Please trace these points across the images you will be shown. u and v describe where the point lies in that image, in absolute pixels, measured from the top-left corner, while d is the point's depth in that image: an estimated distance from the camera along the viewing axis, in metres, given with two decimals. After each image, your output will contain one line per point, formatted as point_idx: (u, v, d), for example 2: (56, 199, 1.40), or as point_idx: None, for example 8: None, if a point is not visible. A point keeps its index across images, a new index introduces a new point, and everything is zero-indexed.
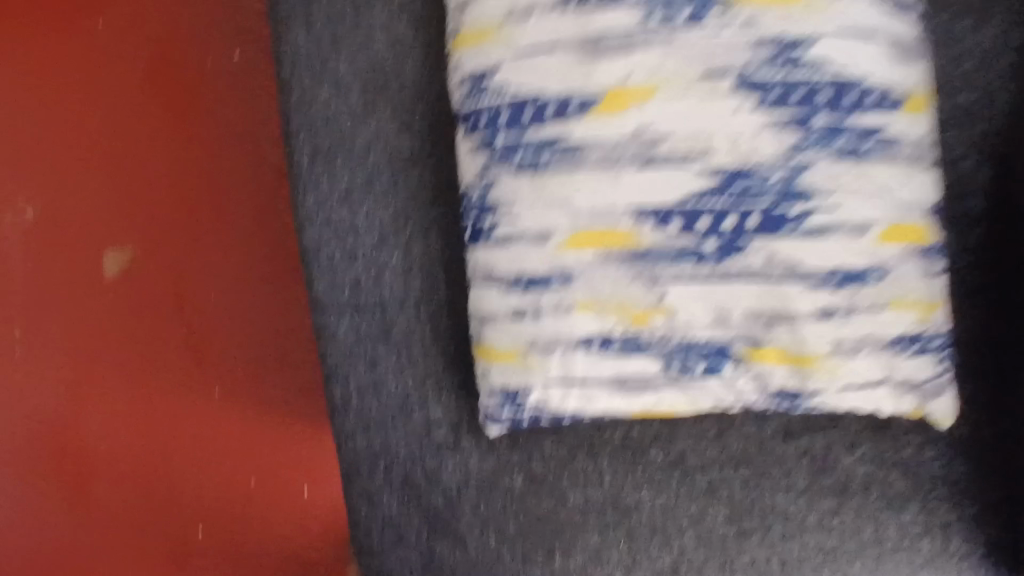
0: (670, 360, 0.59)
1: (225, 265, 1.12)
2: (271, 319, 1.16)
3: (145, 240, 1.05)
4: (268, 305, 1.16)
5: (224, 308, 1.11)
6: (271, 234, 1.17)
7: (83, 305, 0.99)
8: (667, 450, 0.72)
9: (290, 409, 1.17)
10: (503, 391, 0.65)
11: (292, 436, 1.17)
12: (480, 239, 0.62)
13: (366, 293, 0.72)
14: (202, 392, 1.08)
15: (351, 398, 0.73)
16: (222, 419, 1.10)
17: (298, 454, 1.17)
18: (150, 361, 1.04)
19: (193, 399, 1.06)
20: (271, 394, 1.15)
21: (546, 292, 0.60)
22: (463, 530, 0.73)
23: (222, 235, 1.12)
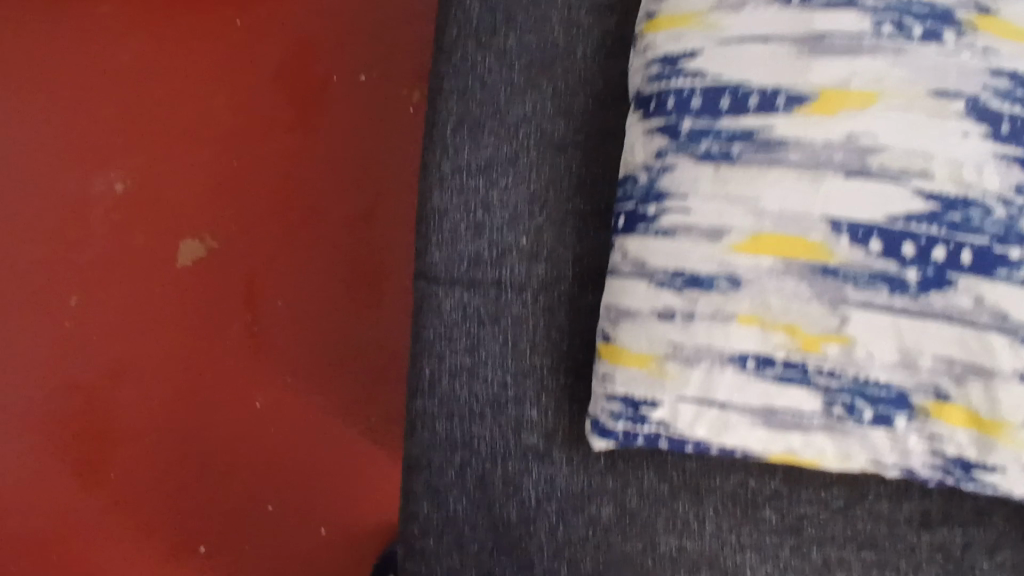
0: (834, 399, 0.53)
1: (289, 258, 1.30)
2: (313, 316, 1.29)
3: (235, 230, 1.31)
4: (319, 307, 1.29)
5: (276, 296, 1.30)
6: (336, 239, 1.30)
7: (198, 275, 1.30)
8: (784, 513, 0.63)
9: (305, 397, 1.27)
10: (625, 399, 0.58)
11: (303, 423, 1.27)
12: (638, 228, 0.58)
13: (485, 269, 0.68)
14: (237, 360, 1.28)
15: (440, 379, 0.68)
16: (244, 387, 1.28)
17: (303, 440, 1.26)
18: (210, 327, 1.29)
19: (290, 372, 1.27)
20: (292, 377, 1.27)
21: (707, 295, 0.54)
22: (532, 550, 0.65)
23: (294, 234, 1.31)
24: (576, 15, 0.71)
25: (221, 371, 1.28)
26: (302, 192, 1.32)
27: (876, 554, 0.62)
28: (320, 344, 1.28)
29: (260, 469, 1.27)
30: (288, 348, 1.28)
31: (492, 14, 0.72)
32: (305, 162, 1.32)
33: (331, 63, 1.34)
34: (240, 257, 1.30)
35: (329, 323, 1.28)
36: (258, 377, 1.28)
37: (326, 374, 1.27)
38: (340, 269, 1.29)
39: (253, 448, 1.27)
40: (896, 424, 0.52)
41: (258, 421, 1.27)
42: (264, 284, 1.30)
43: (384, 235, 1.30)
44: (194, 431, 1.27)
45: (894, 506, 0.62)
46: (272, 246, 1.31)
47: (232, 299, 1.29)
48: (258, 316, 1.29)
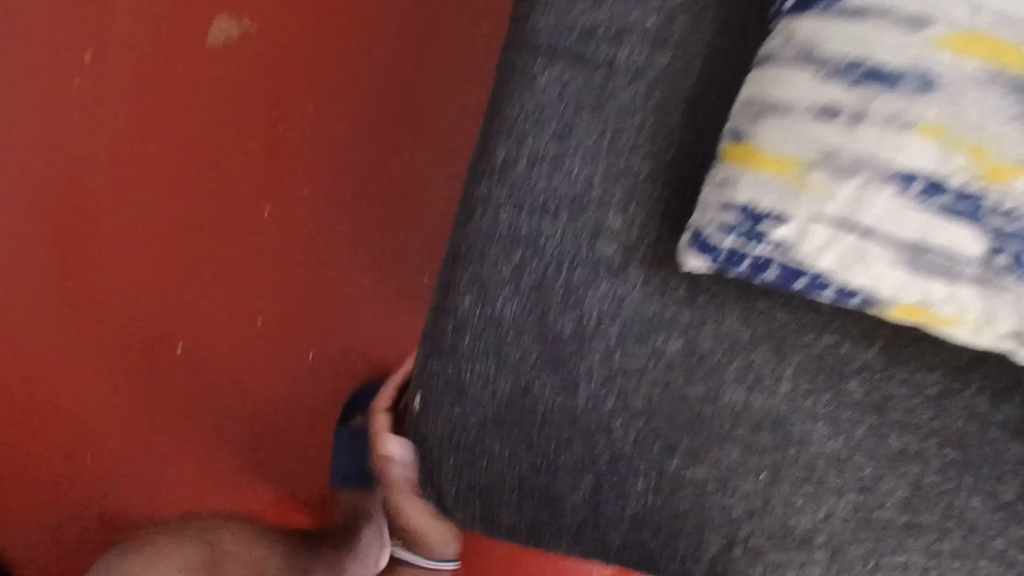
0: (999, 247, 0.45)
1: (332, 69, 1.08)
2: (349, 144, 1.08)
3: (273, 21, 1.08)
4: (358, 135, 1.08)
5: (310, 114, 1.08)
6: (393, 57, 1.08)
7: (219, 69, 1.08)
8: (871, 388, 0.56)
9: (325, 236, 1.08)
10: (747, 208, 0.49)
11: (317, 266, 1.08)
12: (815, 8, 0.48)
13: (598, 44, 0.57)
14: (253, 180, 1.08)
15: (516, 163, 0.58)
16: (256, 214, 1.08)
17: (314, 284, 1.08)
18: (226, 134, 1.08)
19: (303, 202, 1.08)
20: (315, 210, 1.08)
21: (888, 93, 0.46)
22: (579, 371, 0.57)
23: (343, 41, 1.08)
24: None
25: (233, 192, 1.08)
26: None
27: (958, 451, 0.56)
28: (353, 179, 1.08)
29: (259, 311, 1.08)
30: (314, 177, 1.08)
31: None
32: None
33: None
34: (269, 52, 1.08)
35: (367, 156, 1.08)
36: (275, 205, 1.08)
37: (353, 214, 1.08)
38: (391, 93, 1.08)
39: (245, 281, 1.08)
40: None
41: (253, 251, 1.08)
42: (299, 96, 1.08)
43: (448, 61, 1.07)
44: (189, 256, 1.08)
45: (992, 406, 0.56)
46: (315, 51, 1.08)
47: (258, 107, 1.08)
48: (285, 133, 1.08)
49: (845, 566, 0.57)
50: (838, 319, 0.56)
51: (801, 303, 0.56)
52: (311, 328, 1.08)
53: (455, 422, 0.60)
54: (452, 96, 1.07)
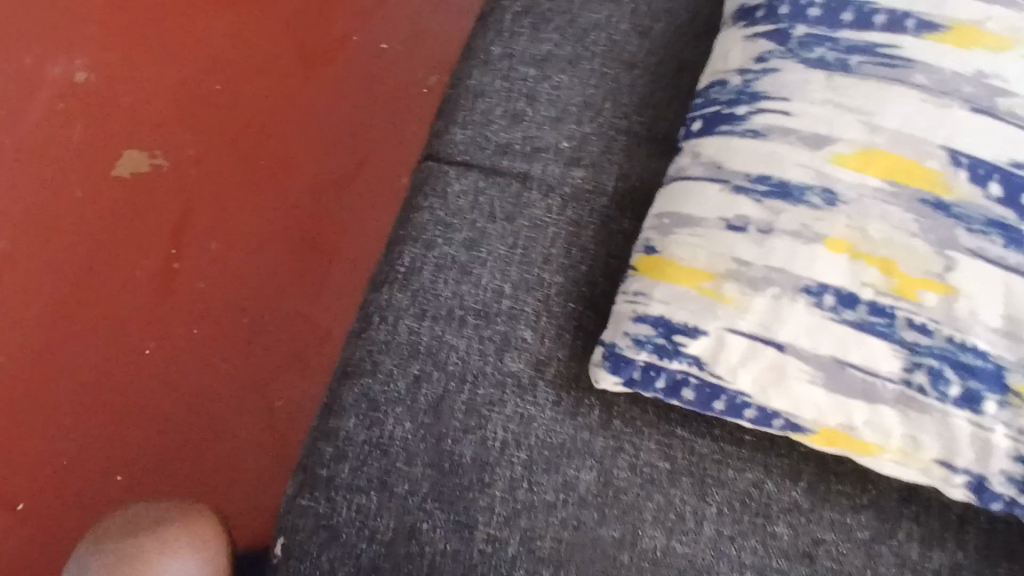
0: (915, 364, 0.44)
1: (238, 198, 1.00)
2: (248, 271, 0.97)
3: (179, 153, 1.02)
4: (259, 262, 0.97)
5: (208, 243, 0.98)
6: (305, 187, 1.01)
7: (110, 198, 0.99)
8: (799, 533, 0.51)
9: (205, 370, 0.92)
10: (663, 320, 0.48)
11: (192, 407, 0.91)
12: (723, 130, 0.52)
13: (513, 159, 0.57)
14: (130, 312, 0.94)
15: (421, 269, 0.54)
16: (127, 349, 0.93)
17: (181, 429, 0.90)
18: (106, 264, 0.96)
19: (188, 335, 0.94)
20: (198, 343, 0.93)
21: (794, 207, 0.47)
22: (477, 507, 0.48)
23: (253, 173, 1.02)
24: None
25: (102, 325, 0.93)
26: (276, 127, 1.04)
27: None
28: (248, 308, 0.95)
29: (107, 463, 0.88)
30: (203, 309, 0.95)
31: None
32: (295, 99, 1.06)
33: (359, 21, 1.11)
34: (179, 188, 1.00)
35: (267, 284, 0.96)
36: (151, 339, 0.93)
37: (242, 345, 0.93)
38: (301, 221, 1.00)
39: (102, 438, 0.89)
40: (983, 409, 0.44)
41: (112, 391, 0.91)
42: (198, 225, 0.99)
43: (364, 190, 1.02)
44: (36, 399, 0.90)
45: (921, 552, 0.52)
46: (221, 181, 1.01)
47: (150, 235, 0.98)
48: (178, 263, 0.97)
49: None
50: (759, 451, 0.52)
51: (722, 432, 0.52)
52: (171, 485, 0.88)
53: (316, 575, 0.47)
54: (365, 223, 1.00)
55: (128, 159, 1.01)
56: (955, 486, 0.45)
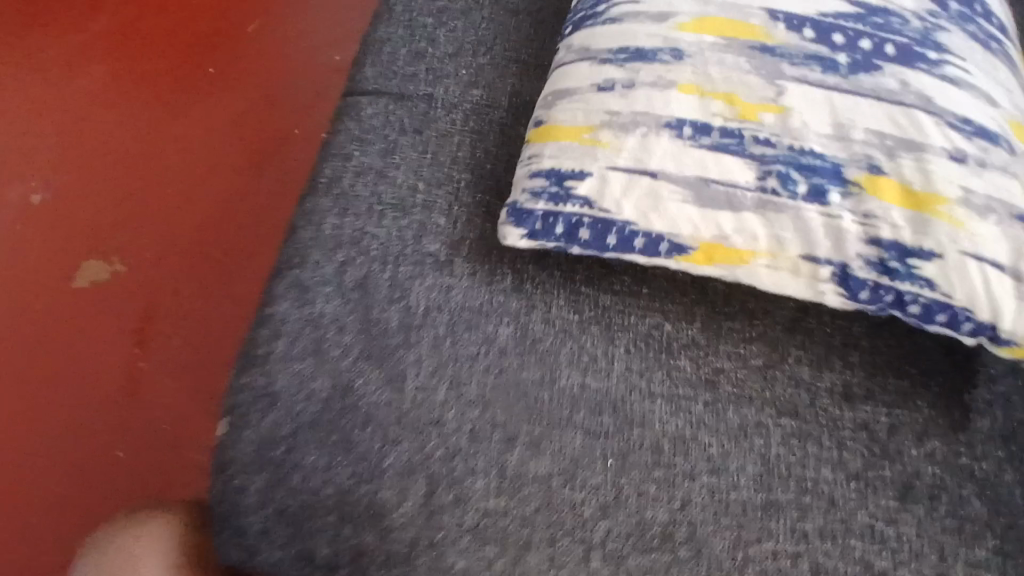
0: (766, 172, 0.51)
1: (173, 214, 1.10)
2: (181, 273, 1.05)
3: (119, 179, 1.12)
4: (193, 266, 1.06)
5: (145, 254, 1.07)
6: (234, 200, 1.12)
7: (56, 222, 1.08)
8: (700, 363, 0.57)
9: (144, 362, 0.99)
10: (552, 173, 0.54)
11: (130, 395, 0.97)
12: (587, 25, 0.59)
13: (418, 86, 0.66)
14: (71, 319, 1.01)
15: (342, 177, 0.61)
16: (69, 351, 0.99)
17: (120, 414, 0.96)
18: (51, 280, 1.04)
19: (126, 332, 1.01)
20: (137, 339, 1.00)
21: (648, 66, 0.54)
22: (407, 363, 0.54)
23: (186, 190, 1.12)
24: None
25: (46, 333, 1.00)
26: (207, 150, 1.16)
27: (794, 420, 0.56)
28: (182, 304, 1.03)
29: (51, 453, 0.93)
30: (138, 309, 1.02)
31: None
32: (227, 127, 1.18)
33: (283, 57, 1.25)
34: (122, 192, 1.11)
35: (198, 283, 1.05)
36: (92, 339, 1.00)
37: (178, 337, 1.01)
38: (231, 228, 1.10)
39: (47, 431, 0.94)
40: (830, 201, 0.50)
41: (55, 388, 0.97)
42: (137, 239, 1.08)
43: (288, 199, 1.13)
44: None
45: (815, 371, 0.58)
46: (158, 200, 1.11)
47: (90, 251, 1.06)
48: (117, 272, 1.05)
49: (711, 562, 0.52)
50: (657, 299, 0.59)
51: (623, 286, 0.59)
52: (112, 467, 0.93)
53: (263, 437, 0.52)
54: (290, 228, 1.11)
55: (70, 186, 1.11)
56: (820, 278, 0.50)
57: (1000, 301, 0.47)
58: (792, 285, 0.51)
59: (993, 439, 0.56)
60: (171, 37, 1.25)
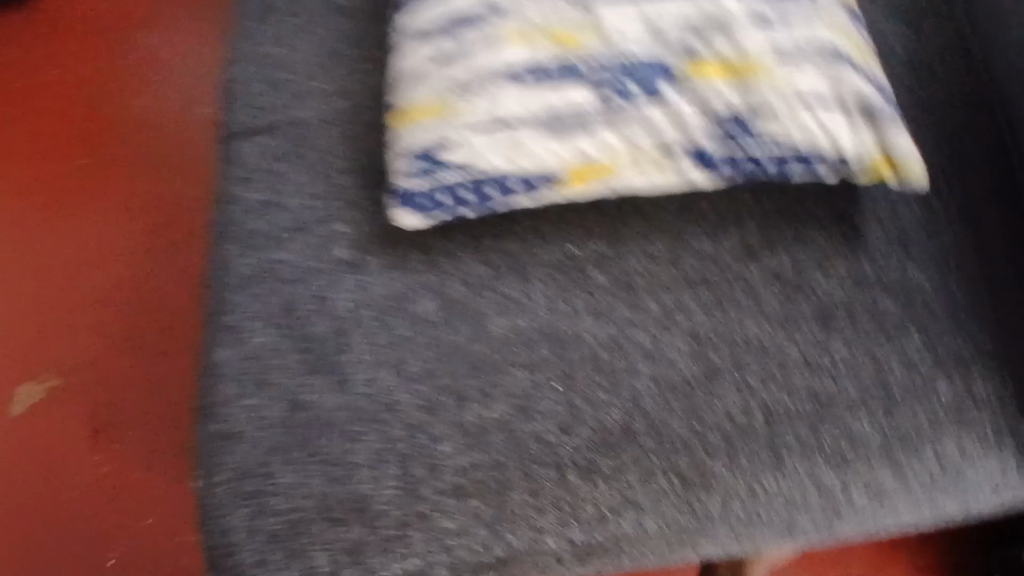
0: (602, 88, 0.57)
1: (53, 319, 1.06)
2: (83, 376, 1.03)
3: None
4: (91, 364, 1.04)
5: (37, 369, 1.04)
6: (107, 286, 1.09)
7: None
8: (612, 273, 0.61)
9: (76, 475, 0.98)
10: (420, 150, 0.58)
11: (71, 511, 0.96)
12: (413, 9, 0.63)
13: (283, 115, 0.68)
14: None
15: (240, 221, 0.64)
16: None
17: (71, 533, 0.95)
18: None
19: (48, 454, 0.99)
20: (59, 455, 0.99)
21: (474, 28, 0.59)
22: (349, 363, 0.57)
23: (58, 291, 1.08)
24: None
25: None
26: (65, 245, 1.12)
27: (711, 292, 0.60)
28: (94, 406, 1.02)
29: None
30: (53, 426, 1.01)
31: None
32: (80, 214, 1.14)
33: (114, 124, 1.20)
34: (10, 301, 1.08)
35: (101, 380, 1.03)
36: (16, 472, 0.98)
37: (99, 439, 1.00)
38: (114, 315, 1.07)
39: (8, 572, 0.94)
40: (666, 98, 0.57)
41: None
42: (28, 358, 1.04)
43: (161, 264, 1.10)
44: None
45: (715, 245, 0.62)
46: (34, 310, 1.07)
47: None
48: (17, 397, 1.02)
49: (673, 438, 0.55)
50: (556, 230, 0.62)
51: (522, 229, 0.62)
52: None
53: (244, 465, 0.56)
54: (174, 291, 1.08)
55: None
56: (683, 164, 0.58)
57: (832, 129, 0.57)
58: (661, 177, 0.58)
59: (891, 248, 0.62)
60: (5, 133, 1.20)
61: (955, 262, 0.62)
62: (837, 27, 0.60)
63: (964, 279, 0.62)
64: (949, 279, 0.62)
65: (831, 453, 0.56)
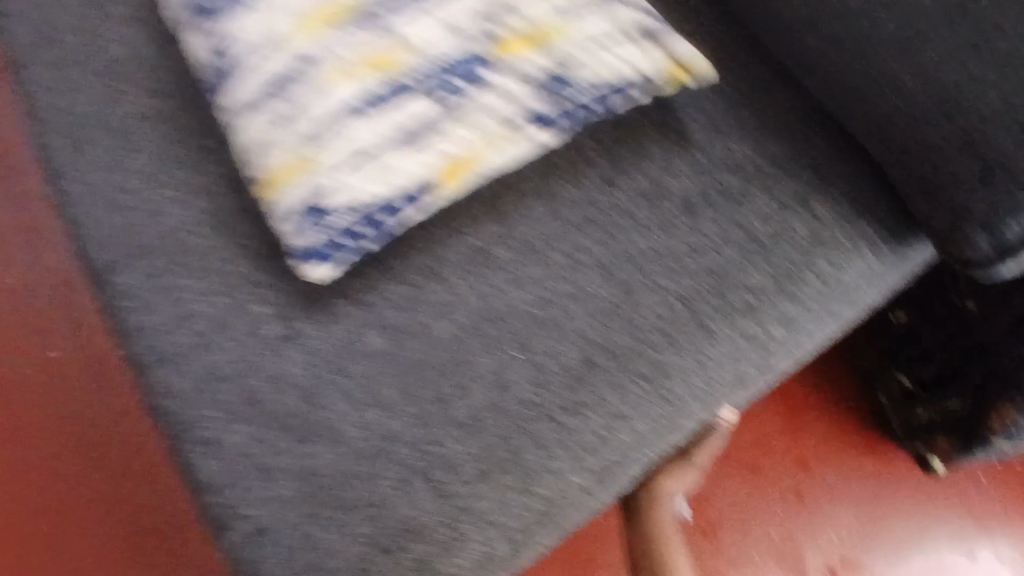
0: (438, 93, 0.61)
1: (34, 479, 1.10)
2: (85, 498, 1.09)
3: None
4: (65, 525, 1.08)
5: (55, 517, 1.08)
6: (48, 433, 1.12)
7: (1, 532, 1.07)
8: (513, 245, 0.68)
9: (153, 547, 1.07)
10: (304, 208, 0.61)
11: None
12: (227, 89, 0.63)
13: (150, 232, 0.69)
14: None
15: (160, 345, 0.65)
16: None
17: None
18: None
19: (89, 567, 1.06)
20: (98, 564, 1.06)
21: (299, 83, 0.60)
22: (336, 417, 0.61)
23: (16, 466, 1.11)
24: (130, 36, 0.77)
25: None
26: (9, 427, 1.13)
27: (596, 226, 0.69)
28: (93, 522, 1.08)
29: None
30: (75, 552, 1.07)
31: (59, 69, 0.77)
32: None
33: None
34: (96, 458, 1.11)
35: (99, 491, 1.10)
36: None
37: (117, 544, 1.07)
38: (77, 451, 1.11)
39: None
40: (492, 83, 0.61)
41: None
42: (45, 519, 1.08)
43: (53, 406, 1.14)
44: None
45: (582, 189, 0.70)
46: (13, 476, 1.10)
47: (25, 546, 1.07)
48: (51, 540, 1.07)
49: (621, 349, 0.65)
50: (448, 229, 0.68)
51: (420, 240, 0.67)
52: None
53: (290, 547, 0.58)
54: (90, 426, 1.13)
55: None
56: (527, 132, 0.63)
57: (634, 64, 0.64)
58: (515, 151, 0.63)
59: (708, 133, 0.73)
60: None
61: (757, 118, 0.74)
62: None
63: (772, 129, 0.74)
64: (763, 134, 0.74)
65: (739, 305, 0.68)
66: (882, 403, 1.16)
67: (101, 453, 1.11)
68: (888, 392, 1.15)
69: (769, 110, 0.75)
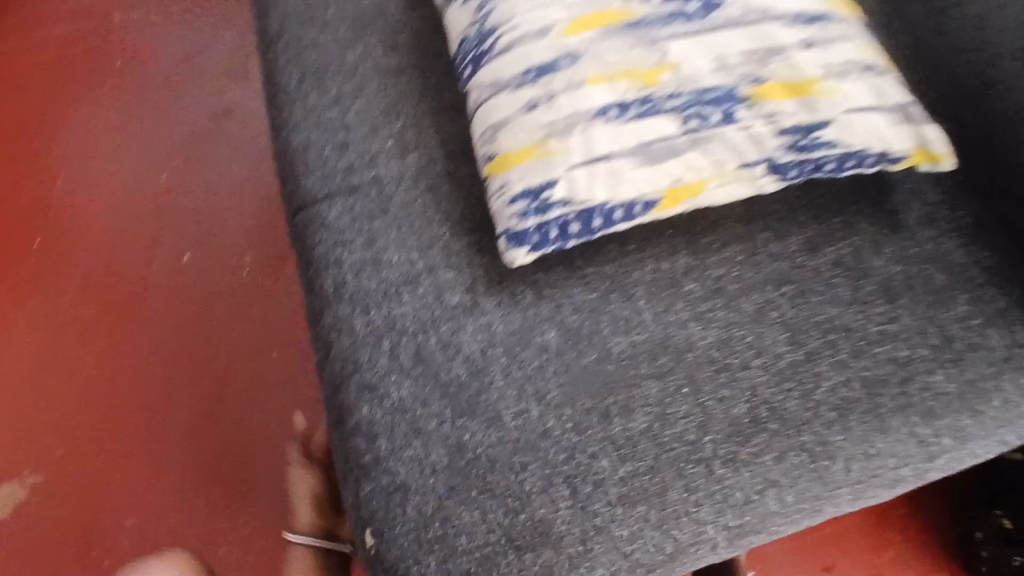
0: (686, 116, 0.63)
1: (161, 347, 1.12)
2: (199, 384, 1.10)
3: (109, 349, 1.12)
4: (174, 401, 1.09)
5: (166, 391, 1.09)
6: (186, 311, 1.15)
7: (118, 386, 1.10)
8: (703, 282, 0.67)
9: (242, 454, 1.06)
10: (526, 191, 0.63)
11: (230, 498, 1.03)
12: (483, 64, 0.67)
13: (360, 173, 0.71)
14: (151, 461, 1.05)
15: (345, 281, 0.66)
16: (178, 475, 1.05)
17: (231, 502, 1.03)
18: (114, 430, 1.07)
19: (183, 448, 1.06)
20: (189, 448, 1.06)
21: (557, 75, 0.64)
22: (495, 399, 0.60)
23: (149, 329, 1.13)
24: None
25: (161, 463, 1.05)
26: (157, 293, 1.16)
27: (789, 286, 0.68)
28: (199, 408, 1.08)
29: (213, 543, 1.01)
30: (173, 429, 1.07)
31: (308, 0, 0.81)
32: (141, 262, 1.18)
33: (146, 182, 1.25)
34: (233, 364, 1.11)
35: (213, 381, 1.10)
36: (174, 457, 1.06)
37: (213, 437, 1.07)
38: (206, 336, 1.13)
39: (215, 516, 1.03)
40: (741, 120, 0.63)
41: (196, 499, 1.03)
42: (156, 389, 1.10)
43: (199, 287, 1.16)
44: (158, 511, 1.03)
45: (783, 246, 0.70)
46: (144, 338, 1.13)
47: (132, 406, 1.08)
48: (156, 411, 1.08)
49: (791, 416, 0.63)
50: (644, 249, 0.68)
51: (615, 253, 0.68)
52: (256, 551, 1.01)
53: (422, 513, 0.57)
54: (223, 317, 1.14)
55: (105, 352, 1.12)
56: (758, 176, 0.63)
57: (886, 138, 0.63)
58: (739, 191, 0.63)
59: (923, 224, 0.71)
60: (50, 210, 1.23)
61: (978, 223, 0.72)
62: (865, 38, 0.66)
63: (991, 238, 0.71)
64: (980, 240, 0.71)
65: (919, 407, 0.65)
66: (973, 540, 1.03)
67: (226, 346, 1.12)
68: (983, 532, 1.01)
69: (993, 218, 0.72)
